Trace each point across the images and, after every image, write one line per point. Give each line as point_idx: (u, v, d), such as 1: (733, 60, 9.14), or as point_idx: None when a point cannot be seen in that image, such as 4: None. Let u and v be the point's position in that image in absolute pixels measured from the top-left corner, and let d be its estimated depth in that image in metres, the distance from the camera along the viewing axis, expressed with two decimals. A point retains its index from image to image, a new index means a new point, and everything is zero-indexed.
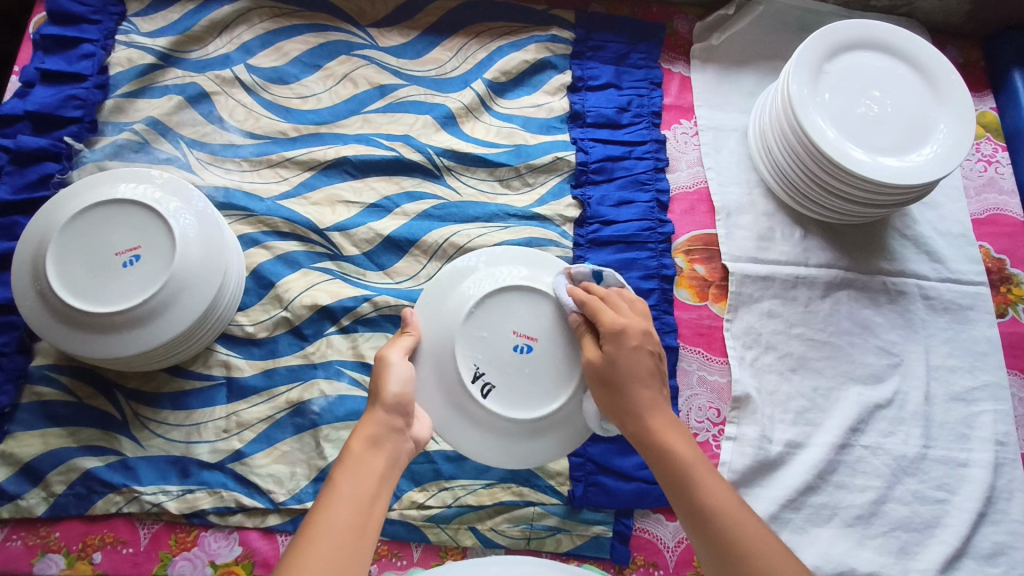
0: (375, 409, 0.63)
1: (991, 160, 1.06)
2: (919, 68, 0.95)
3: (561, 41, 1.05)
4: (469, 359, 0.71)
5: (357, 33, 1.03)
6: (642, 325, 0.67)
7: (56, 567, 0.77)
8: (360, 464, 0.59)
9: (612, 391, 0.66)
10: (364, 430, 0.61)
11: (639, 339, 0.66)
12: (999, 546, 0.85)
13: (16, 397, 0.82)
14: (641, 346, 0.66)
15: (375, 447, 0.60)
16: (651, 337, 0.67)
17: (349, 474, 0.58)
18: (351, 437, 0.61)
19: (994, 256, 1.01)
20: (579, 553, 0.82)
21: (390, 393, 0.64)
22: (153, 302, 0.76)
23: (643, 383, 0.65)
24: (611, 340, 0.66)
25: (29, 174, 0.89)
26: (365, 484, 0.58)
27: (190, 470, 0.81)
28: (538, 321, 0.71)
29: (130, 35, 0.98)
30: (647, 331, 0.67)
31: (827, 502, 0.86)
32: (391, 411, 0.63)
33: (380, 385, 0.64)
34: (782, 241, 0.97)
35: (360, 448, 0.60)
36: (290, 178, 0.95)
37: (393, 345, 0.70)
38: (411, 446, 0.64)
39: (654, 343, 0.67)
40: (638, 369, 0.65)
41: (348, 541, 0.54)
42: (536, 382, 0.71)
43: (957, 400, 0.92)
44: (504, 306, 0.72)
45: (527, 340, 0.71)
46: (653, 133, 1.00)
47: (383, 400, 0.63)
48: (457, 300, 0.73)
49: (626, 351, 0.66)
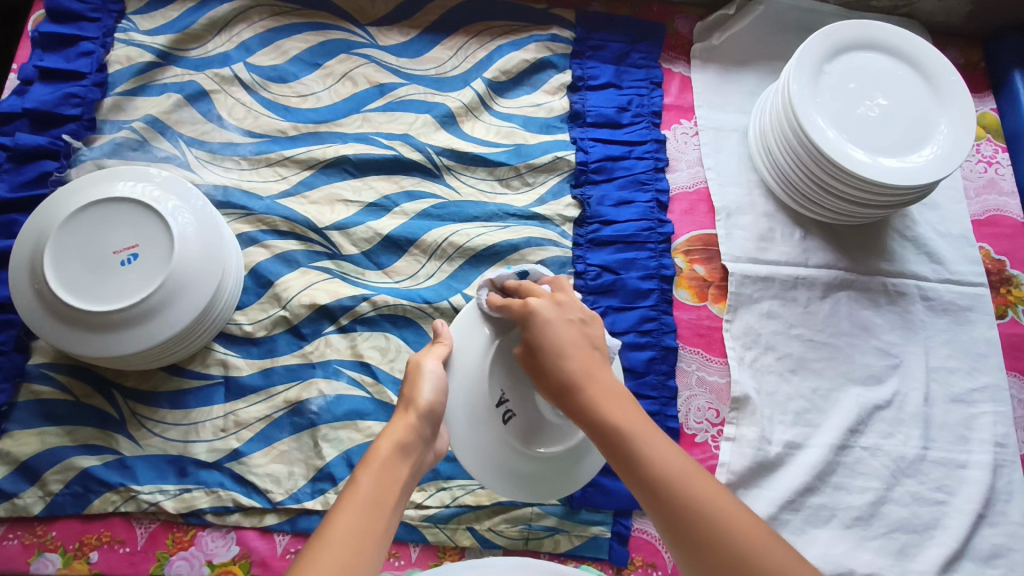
0: (407, 413, 0.62)
1: (992, 161, 1.06)
2: (920, 69, 0.95)
3: (561, 40, 1.04)
4: (495, 386, 0.70)
5: (357, 32, 1.03)
6: (558, 299, 0.65)
7: (53, 566, 0.76)
8: (386, 467, 0.57)
9: (544, 364, 0.62)
10: (393, 433, 0.60)
11: (556, 314, 0.64)
12: (998, 547, 0.85)
13: (13, 395, 0.82)
14: (561, 319, 0.64)
15: (402, 453, 0.59)
16: (573, 308, 0.65)
17: (374, 473, 0.56)
18: (378, 439, 0.59)
19: (995, 257, 1.01)
20: (577, 554, 0.82)
21: (425, 399, 0.63)
22: (151, 300, 0.76)
23: (570, 353, 0.62)
24: (525, 319, 0.65)
25: (27, 172, 0.89)
26: (389, 487, 0.56)
27: (188, 470, 0.81)
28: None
29: (129, 33, 0.97)
30: (561, 303, 0.65)
31: (827, 503, 0.85)
32: (423, 419, 0.62)
33: (415, 390, 0.64)
34: (782, 241, 0.97)
35: (388, 450, 0.58)
36: (290, 177, 0.95)
37: (429, 353, 0.68)
38: (429, 458, 0.64)
39: (579, 313, 0.65)
40: (559, 339, 0.62)
41: (367, 540, 0.51)
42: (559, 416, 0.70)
43: (956, 402, 0.92)
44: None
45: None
46: (653, 133, 1.00)
47: (418, 405, 0.62)
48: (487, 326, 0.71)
49: (547, 325, 0.63)
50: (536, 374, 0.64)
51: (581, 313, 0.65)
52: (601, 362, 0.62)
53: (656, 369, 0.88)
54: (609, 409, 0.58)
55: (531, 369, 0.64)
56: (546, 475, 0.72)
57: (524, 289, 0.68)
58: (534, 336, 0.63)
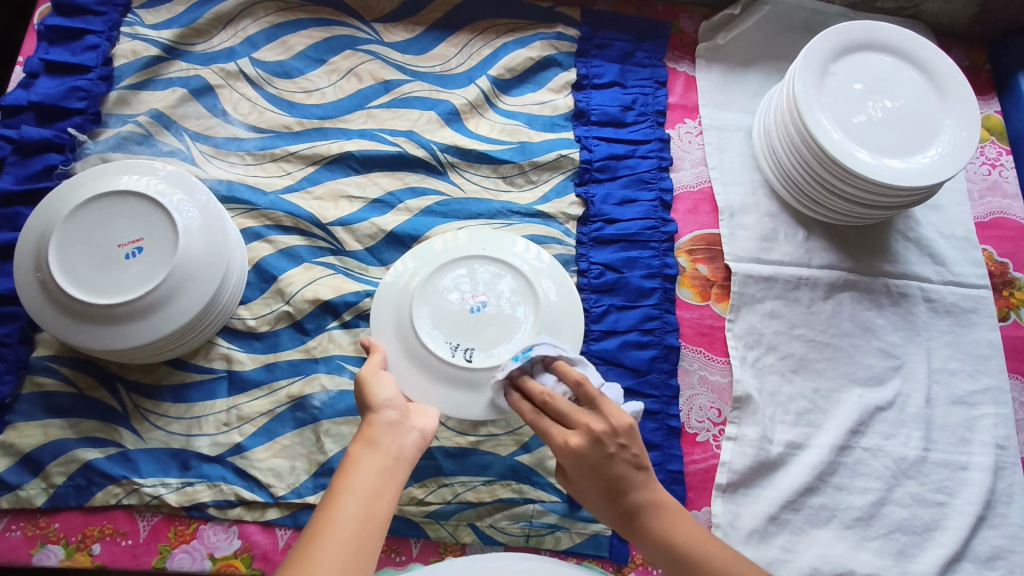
0: (374, 413, 0.64)
1: (996, 164, 1.06)
2: (926, 71, 0.95)
3: (567, 38, 1.04)
4: (437, 340, 0.75)
5: (362, 28, 1.03)
6: (592, 436, 0.63)
7: (56, 558, 0.77)
8: (361, 464, 0.59)
9: (604, 496, 0.65)
10: (365, 434, 0.61)
11: (598, 454, 0.63)
12: (998, 549, 0.85)
13: (16, 387, 0.82)
14: (606, 459, 0.63)
15: (373, 447, 0.61)
16: (611, 437, 0.63)
17: (351, 473, 0.58)
18: (352, 443, 0.61)
19: (997, 260, 1.01)
20: (578, 551, 0.82)
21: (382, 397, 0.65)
22: (154, 295, 0.76)
23: (624, 489, 0.64)
24: (575, 463, 0.64)
25: (32, 165, 0.89)
26: (368, 482, 0.58)
27: (190, 463, 0.81)
28: (483, 279, 0.79)
29: (135, 27, 0.97)
30: (598, 438, 0.63)
31: (827, 503, 0.86)
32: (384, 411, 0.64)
33: (368, 393, 0.65)
34: (785, 241, 0.97)
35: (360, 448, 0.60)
36: (294, 172, 0.95)
37: (368, 364, 0.70)
38: (415, 437, 0.64)
39: (617, 441, 0.63)
40: (615, 480, 0.63)
41: (353, 537, 0.54)
42: (506, 323, 0.77)
43: (957, 404, 0.92)
44: (450, 279, 0.79)
45: (477, 298, 0.78)
46: (657, 132, 1.00)
47: (373, 405, 0.64)
48: (404, 294, 0.79)
49: (597, 469, 0.63)
50: (591, 501, 0.67)
51: (622, 437, 0.63)
52: (650, 483, 0.65)
53: (658, 368, 0.89)
54: (664, 535, 0.64)
55: (587, 497, 0.67)
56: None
57: (552, 410, 0.65)
58: (584, 474, 0.64)
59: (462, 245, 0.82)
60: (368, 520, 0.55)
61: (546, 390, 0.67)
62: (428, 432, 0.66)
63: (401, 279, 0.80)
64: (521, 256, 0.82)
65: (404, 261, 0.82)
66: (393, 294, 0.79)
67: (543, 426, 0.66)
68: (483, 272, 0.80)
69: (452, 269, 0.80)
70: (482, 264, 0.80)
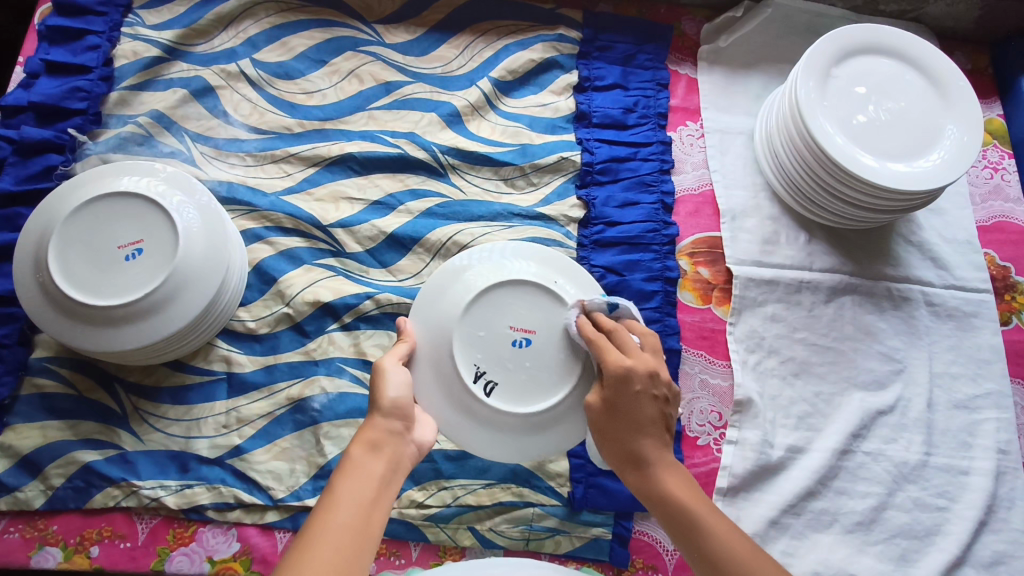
0: (376, 416, 0.63)
1: (998, 167, 1.06)
2: (928, 73, 0.95)
3: (568, 40, 1.04)
4: (467, 362, 0.70)
5: (363, 29, 1.02)
6: (651, 368, 0.65)
7: (54, 560, 0.77)
8: (360, 469, 0.58)
9: (625, 432, 0.65)
10: (366, 435, 0.61)
11: (644, 386, 0.64)
12: (999, 555, 0.85)
13: (15, 388, 0.82)
14: (648, 394, 0.65)
15: (374, 451, 0.60)
16: (662, 382, 0.66)
17: (350, 477, 0.58)
18: (352, 443, 0.61)
19: (999, 264, 1.00)
20: (578, 555, 0.82)
21: (389, 398, 0.64)
22: (154, 297, 0.75)
23: (650, 432, 0.65)
24: (617, 380, 0.64)
25: (32, 165, 0.89)
26: (366, 487, 0.57)
27: (189, 465, 0.81)
28: (537, 314, 0.71)
29: (135, 27, 0.97)
30: (652, 376, 0.65)
31: (828, 508, 0.85)
32: (388, 416, 0.63)
33: (378, 391, 0.64)
34: (786, 245, 0.97)
35: (360, 452, 0.60)
36: (295, 173, 0.95)
37: (387, 355, 0.68)
38: (412, 450, 0.64)
39: (664, 388, 0.66)
40: (646, 417, 0.65)
41: (350, 543, 0.54)
42: (541, 375, 0.70)
43: (959, 408, 0.91)
44: (504, 300, 0.72)
45: (525, 334, 0.70)
46: (659, 135, 0.99)
47: (380, 407, 0.63)
48: (458, 292, 0.73)
49: (636, 398, 0.64)
50: (603, 437, 0.67)
51: (665, 390, 0.66)
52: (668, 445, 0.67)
53: None
54: (670, 488, 0.64)
55: (603, 428, 0.66)
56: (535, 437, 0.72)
57: (615, 337, 0.67)
58: (620, 403, 0.65)
59: (527, 265, 0.74)
60: (364, 526, 0.55)
61: (616, 324, 0.69)
62: (424, 446, 0.66)
63: (463, 276, 0.74)
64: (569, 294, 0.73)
65: (468, 256, 0.76)
66: (450, 283, 0.74)
67: (602, 342, 0.67)
68: (541, 307, 0.72)
69: (514, 291, 0.72)
70: (541, 296, 0.72)
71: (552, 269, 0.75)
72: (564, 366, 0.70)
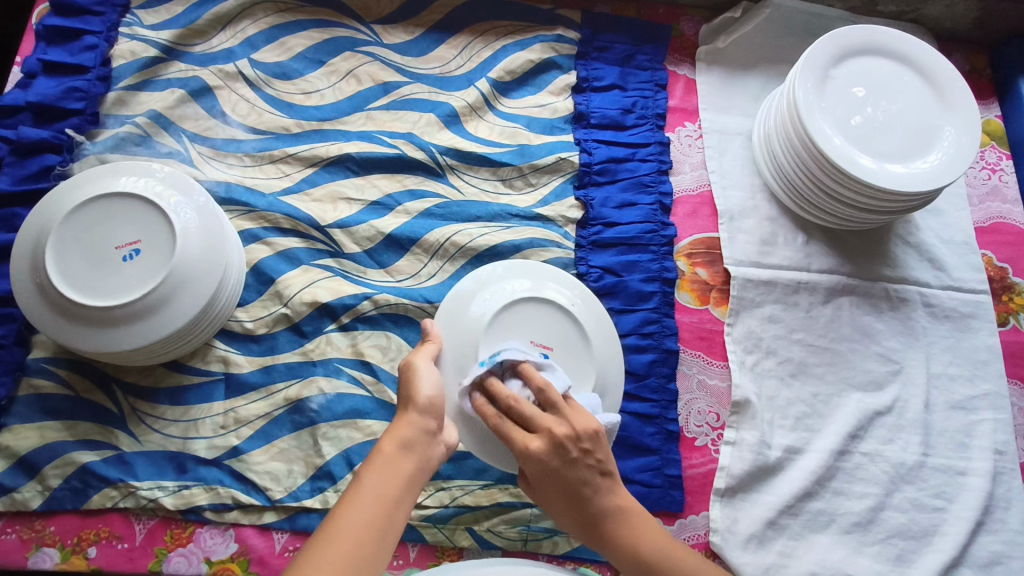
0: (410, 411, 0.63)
1: (996, 168, 1.06)
2: (925, 74, 0.95)
3: (567, 41, 1.04)
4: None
5: (362, 29, 1.02)
6: (553, 440, 0.63)
7: (51, 561, 0.77)
8: (389, 465, 0.59)
9: (568, 507, 0.66)
10: (399, 431, 0.61)
11: (561, 457, 0.64)
12: (996, 555, 0.85)
13: (13, 389, 0.82)
14: (568, 463, 0.64)
15: (405, 450, 0.60)
16: (574, 441, 0.64)
17: (376, 474, 0.58)
18: (385, 437, 0.61)
19: (997, 265, 1.01)
20: (576, 556, 0.82)
21: (424, 395, 0.63)
22: (152, 297, 0.75)
23: (588, 495, 0.65)
24: (536, 467, 0.64)
25: (29, 165, 0.89)
26: (392, 485, 0.58)
27: (187, 466, 0.81)
28: (554, 331, 0.76)
29: (133, 27, 0.97)
30: (560, 441, 0.63)
31: (826, 508, 0.85)
32: (424, 414, 0.63)
33: (412, 388, 0.64)
34: (784, 245, 0.97)
35: (392, 449, 0.60)
36: (293, 174, 0.95)
37: (421, 352, 0.71)
38: (441, 451, 0.63)
39: (579, 444, 0.64)
40: (575, 485, 0.64)
41: (370, 540, 0.54)
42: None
43: (956, 409, 0.92)
44: (524, 317, 0.76)
45: (544, 349, 0.75)
46: (657, 136, 1.00)
47: (417, 403, 0.63)
48: (482, 309, 0.76)
49: (558, 474, 0.64)
50: (554, 511, 0.67)
51: (585, 441, 0.64)
52: (615, 489, 0.66)
53: (657, 371, 0.88)
54: (627, 542, 0.65)
55: (552, 507, 0.67)
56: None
57: (516, 416, 0.65)
58: (549, 482, 0.65)
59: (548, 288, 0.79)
60: (385, 524, 0.56)
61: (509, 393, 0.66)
62: (451, 446, 0.65)
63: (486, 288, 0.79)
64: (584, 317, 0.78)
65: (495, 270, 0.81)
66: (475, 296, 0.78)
67: (503, 425, 0.65)
68: (558, 325, 0.76)
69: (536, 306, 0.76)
70: (560, 317, 0.77)
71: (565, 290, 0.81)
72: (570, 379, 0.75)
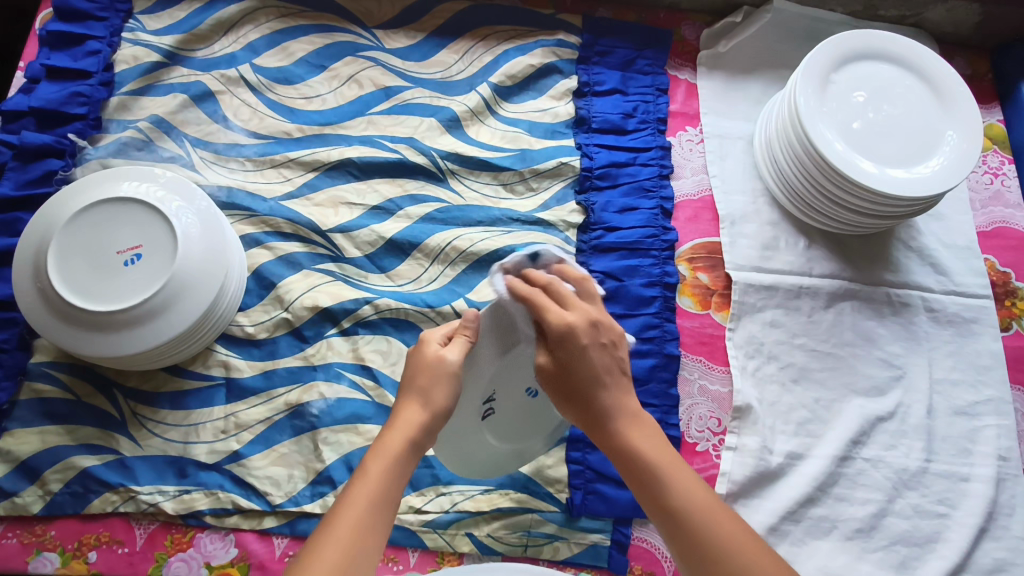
0: (420, 410, 0.60)
1: (998, 173, 1.06)
2: (926, 79, 0.95)
3: (568, 46, 1.04)
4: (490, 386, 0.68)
5: (363, 34, 1.03)
6: (589, 318, 0.63)
7: (51, 565, 0.76)
8: (393, 467, 0.57)
9: (579, 399, 0.63)
10: (404, 429, 0.59)
11: (587, 339, 0.62)
12: (1000, 562, 0.84)
13: (14, 393, 0.82)
14: (597, 346, 0.63)
15: (411, 453, 0.59)
16: (604, 329, 0.64)
17: (378, 475, 0.56)
18: (388, 432, 0.59)
19: (999, 269, 1.00)
20: (576, 562, 0.82)
21: (440, 404, 0.60)
22: (152, 302, 0.76)
23: (606, 384, 0.63)
24: (564, 340, 0.61)
25: (32, 170, 0.89)
26: (392, 487, 0.57)
27: (188, 470, 0.81)
28: None
29: (136, 32, 0.97)
30: (593, 324, 0.63)
31: (827, 515, 0.85)
32: (436, 419, 0.61)
33: (433, 390, 0.60)
34: (786, 250, 0.97)
35: (397, 450, 0.58)
36: (294, 178, 0.95)
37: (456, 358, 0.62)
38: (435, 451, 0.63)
39: (608, 336, 0.64)
40: (596, 371, 0.62)
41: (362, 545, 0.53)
42: (528, 420, 0.75)
43: (959, 415, 0.91)
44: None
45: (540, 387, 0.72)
46: (658, 140, 1.00)
47: (434, 409, 0.60)
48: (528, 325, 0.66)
49: (584, 353, 0.62)
50: (564, 405, 0.65)
51: (613, 337, 0.65)
52: (628, 388, 0.65)
53: (658, 376, 0.88)
54: (629, 442, 0.63)
55: (558, 398, 0.65)
56: (496, 459, 0.78)
57: (552, 292, 0.63)
58: (570, 368, 0.62)
59: None
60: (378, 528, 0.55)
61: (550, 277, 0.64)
62: None
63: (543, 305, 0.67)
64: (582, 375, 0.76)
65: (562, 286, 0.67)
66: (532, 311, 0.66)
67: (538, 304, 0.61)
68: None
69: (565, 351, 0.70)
70: None
71: None
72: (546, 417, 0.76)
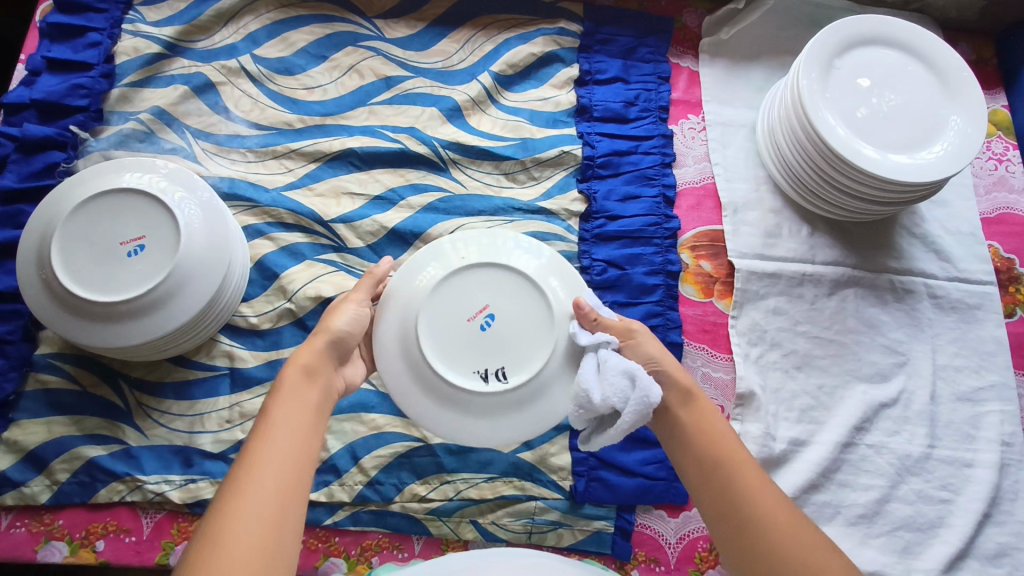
0: (315, 343, 0.66)
1: (1003, 159, 1.05)
2: (931, 65, 0.94)
3: (569, 34, 1.04)
4: (442, 359, 0.69)
5: (363, 24, 1.02)
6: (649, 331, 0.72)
7: (60, 554, 0.77)
8: (297, 393, 0.62)
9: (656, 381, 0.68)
10: (300, 360, 0.64)
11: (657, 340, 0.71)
12: (1002, 547, 0.85)
13: (20, 384, 0.82)
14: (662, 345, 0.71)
15: (309, 378, 0.64)
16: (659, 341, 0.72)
17: (284, 400, 0.60)
18: (284, 370, 0.63)
19: (1003, 256, 1.00)
20: (580, 548, 0.82)
21: (337, 327, 0.68)
22: (156, 293, 0.76)
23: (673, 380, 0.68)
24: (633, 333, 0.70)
25: (35, 162, 0.89)
26: (302, 410, 0.61)
27: (193, 460, 0.81)
28: (484, 291, 0.71)
29: (136, 24, 0.97)
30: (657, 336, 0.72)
31: (831, 501, 0.85)
32: (330, 345, 0.67)
33: (330, 319, 0.68)
34: (789, 237, 0.96)
35: (295, 378, 0.63)
36: (295, 169, 0.95)
37: (360, 288, 0.72)
38: (340, 383, 0.68)
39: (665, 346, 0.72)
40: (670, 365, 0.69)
41: (291, 461, 0.56)
42: (520, 340, 0.70)
43: (963, 400, 0.91)
44: (448, 294, 0.71)
45: (483, 312, 0.70)
46: (660, 128, 0.99)
47: (330, 331, 0.67)
48: (407, 312, 0.71)
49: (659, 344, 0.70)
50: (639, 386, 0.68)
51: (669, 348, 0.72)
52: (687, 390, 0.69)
53: None
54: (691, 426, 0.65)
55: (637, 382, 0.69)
56: (546, 396, 0.70)
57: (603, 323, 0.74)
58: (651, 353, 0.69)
59: (459, 251, 0.73)
60: (303, 448, 0.58)
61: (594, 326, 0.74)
62: (353, 383, 0.71)
63: (403, 291, 0.72)
64: (511, 255, 0.73)
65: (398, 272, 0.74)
66: (395, 303, 0.72)
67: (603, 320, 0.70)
68: (483, 282, 0.71)
69: (455, 280, 0.71)
70: (480, 273, 0.71)
71: (478, 242, 0.73)
72: (532, 321, 0.70)
